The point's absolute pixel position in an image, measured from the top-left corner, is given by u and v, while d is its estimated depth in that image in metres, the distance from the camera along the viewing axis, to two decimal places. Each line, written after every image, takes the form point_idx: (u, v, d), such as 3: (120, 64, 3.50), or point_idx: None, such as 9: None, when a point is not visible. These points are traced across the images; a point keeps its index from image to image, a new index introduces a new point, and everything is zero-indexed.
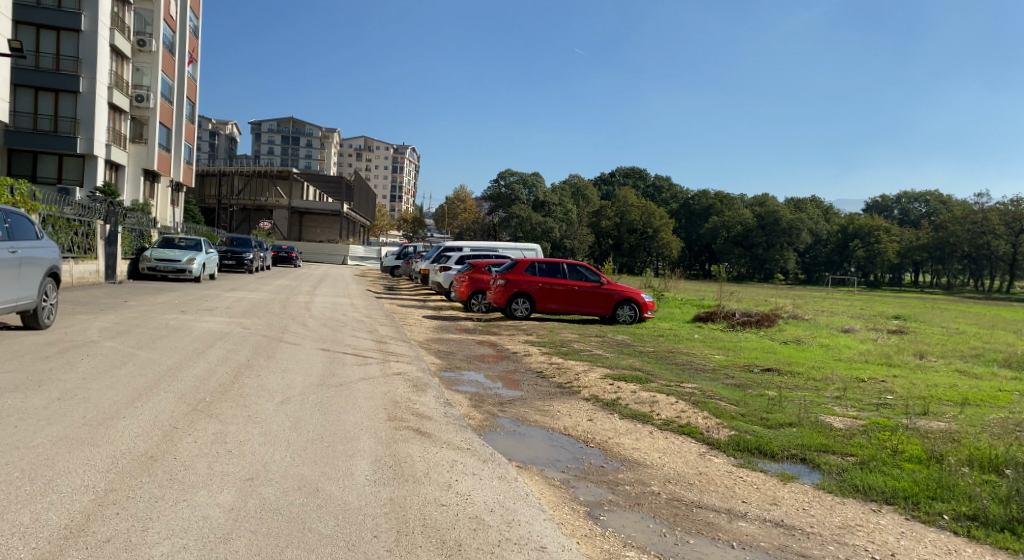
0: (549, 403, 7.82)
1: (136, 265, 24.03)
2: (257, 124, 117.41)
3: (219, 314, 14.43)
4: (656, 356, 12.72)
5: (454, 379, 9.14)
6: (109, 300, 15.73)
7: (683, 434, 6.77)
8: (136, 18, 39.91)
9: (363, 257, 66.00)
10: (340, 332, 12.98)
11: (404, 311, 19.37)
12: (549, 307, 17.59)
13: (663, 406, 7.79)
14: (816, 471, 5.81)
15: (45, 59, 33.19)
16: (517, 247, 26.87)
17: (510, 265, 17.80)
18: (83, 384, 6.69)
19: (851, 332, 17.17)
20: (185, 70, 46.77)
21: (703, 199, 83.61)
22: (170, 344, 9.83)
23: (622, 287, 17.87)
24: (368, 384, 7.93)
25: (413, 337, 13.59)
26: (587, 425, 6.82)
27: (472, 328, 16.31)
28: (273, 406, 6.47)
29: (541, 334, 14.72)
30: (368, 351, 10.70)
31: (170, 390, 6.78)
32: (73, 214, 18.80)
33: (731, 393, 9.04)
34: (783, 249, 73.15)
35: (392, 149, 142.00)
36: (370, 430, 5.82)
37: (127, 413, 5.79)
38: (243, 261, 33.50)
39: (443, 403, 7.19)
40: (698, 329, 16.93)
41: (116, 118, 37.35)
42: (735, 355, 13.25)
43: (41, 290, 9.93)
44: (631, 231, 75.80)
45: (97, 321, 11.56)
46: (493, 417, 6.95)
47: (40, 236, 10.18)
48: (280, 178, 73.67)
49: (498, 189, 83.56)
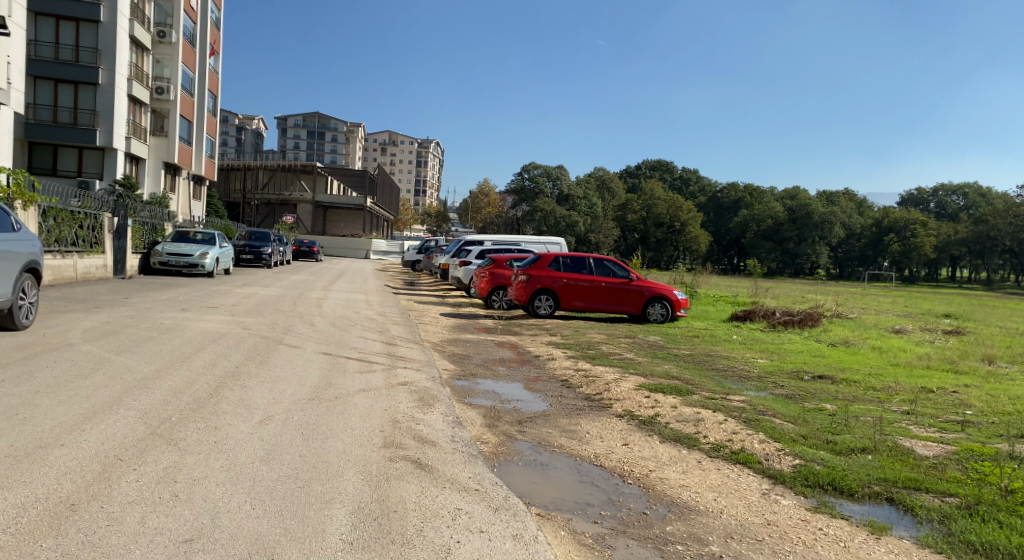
0: (575, 421, 6.70)
1: (148, 260, 23.33)
2: (283, 119, 117.75)
3: (222, 312, 13.50)
4: (693, 361, 11.54)
5: (467, 389, 8.06)
6: (109, 296, 14.87)
7: (738, 463, 5.63)
8: (156, 9, 39.29)
9: (385, 251, 65.26)
10: (347, 333, 12.00)
11: (420, 308, 18.38)
12: (574, 305, 16.47)
13: (711, 427, 6.63)
14: (912, 518, 4.62)
15: (64, 51, 32.70)
16: (541, 241, 25.75)
17: (533, 259, 16.70)
18: (30, 400, 5.69)
19: (905, 333, 15.79)
20: (206, 62, 46.14)
21: (732, 193, 81.75)
22: (155, 347, 8.85)
23: (653, 284, 16.69)
24: (368, 398, 6.86)
25: (427, 338, 12.52)
26: (624, 453, 5.68)
27: (492, 327, 15.24)
28: (247, 429, 5.39)
29: (566, 335, 13.62)
30: (374, 355, 9.70)
31: (131, 407, 5.75)
32: (78, 207, 18.04)
33: (787, 409, 7.82)
34: (815, 243, 71.16)
35: (417, 143, 141.83)
36: (358, 463, 4.75)
37: (67, 439, 4.74)
38: (261, 255, 32.77)
39: (451, 422, 6.11)
40: (736, 329, 15.71)
41: (135, 111, 36.84)
42: (781, 360, 12.05)
43: (17, 288, 9.07)
44: (658, 225, 74.13)
45: (83, 321, 10.65)
46: (509, 441, 5.86)
47: (18, 228, 9.34)
48: (303, 172, 73.32)
49: (522, 182, 82.73)
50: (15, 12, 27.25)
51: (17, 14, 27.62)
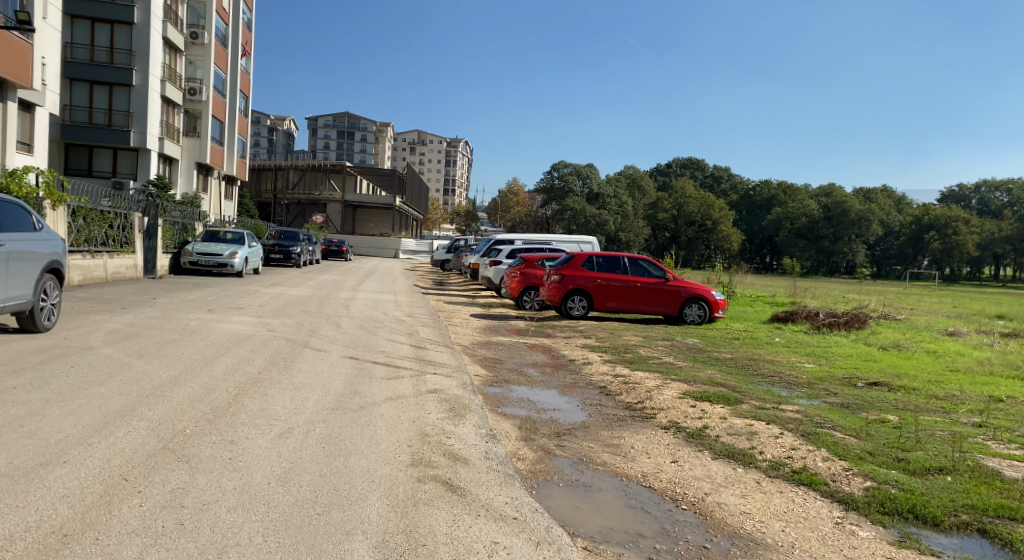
0: (618, 433, 6.19)
1: (179, 259, 23.32)
2: (314, 119, 118.82)
3: (249, 313, 13.23)
4: (736, 365, 10.94)
5: (501, 397, 7.59)
6: (136, 297, 14.68)
7: (802, 485, 5.07)
8: (189, 11, 39.52)
9: (414, 251, 65.19)
10: (375, 336, 11.60)
11: (450, 309, 17.96)
12: (608, 305, 15.93)
13: (767, 441, 6.06)
14: (1013, 555, 4.02)
15: (100, 52, 32.96)
16: (572, 239, 25.23)
17: (566, 259, 16.20)
18: (39, 408, 5.35)
19: (959, 336, 14.94)
20: (238, 63, 46.34)
21: (765, 190, 80.34)
22: (177, 351, 8.53)
23: (690, 284, 16.08)
24: (395, 407, 6.43)
25: (457, 341, 12.09)
26: (675, 473, 5.15)
27: (524, 328, 14.78)
28: (265, 444, 4.99)
29: (601, 337, 13.08)
30: (403, 360, 9.29)
31: (144, 417, 5.38)
32: (109, 207, 17.98)
33: (846, 420, 7.21)
34: (852, 241, 69.47)
35: (446, 142, 142.21)
36: (383, 485, 4.31)
37: (72, 455, 4.37)
38: (290, 254, 32.70)
39: (485, 436, 5.66)
40: (779, 331, 15.02)
41: (169, 111, 37.10)
42: (831, 365, 11.38)
43: (38, 289, 8.82)
44: (689, 223, 72.92)
45: (107, 322, 10.42)
46: (547, 457, 5.38)
47: (40, 227, 9.10)
48: (333, 171, 73.57)
49: (551, 180, 82.43)
50: (51, 14, 27.41)
51: (53, 16, 27.77)
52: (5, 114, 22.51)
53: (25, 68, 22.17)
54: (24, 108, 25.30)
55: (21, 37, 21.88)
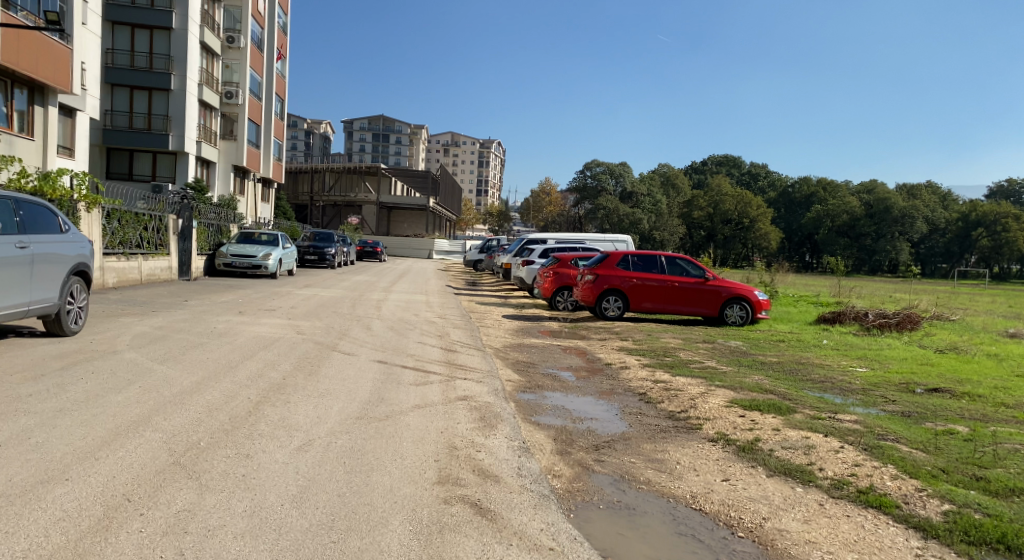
0: (661, 447, 5.74)
1: (214, 261, 23.39)
2: (349, 122, 120.13)
3: (279, 316, 13.03)
4: (784, 371, 10.36)
5: (534, 404, 7.19)
6: (168, 299, 14.59)
7: (870, 508, 4.55)
8: (225, 15, 39.91)
9: (447, 251, 65.24)
10: (405, 338, 11.29)
11: (482, 310, 17.62)
12: (644, 306, 15.41)
13: (827, 457, 5.54)
14: None
15: (139, 57, 33.40)
16: (606, 239, 24.69)
17: (600, 259, 15.73)
18: (51, 418, 5.10)
19: (1021, 338, 14.08)
20: (273, 66, 46.71)
21: (805, 187, 78.84)
22: (201, 355, 8.29)
23: (731, 284, 15.46)
24: (423, 416, 6.07)
25: (489, 343, 11.72)
26: (727, 494, 4.68)
27: (557, 330, 14.37)
28: (282, 459, 4.65)
29: (638, 340, 12.59)
30: (433, 364, 8.93)
31: (157, 429, 5.09)
32: (143, 209, 18.03)
33: (910, 432, 6.63)
34: (895, 239, 67.29)
35: (479, 143, 142.76)
36: (407, 507, 3.94)
37: (77, 472, 4.09)
38: (325, 256, 32.74)
39: (517, 449, 5.25)
40: (826, 333, 14.35)
41: (206, 115, 37.51)
42: (885, 369, 10.72)
43: (64, 292, 8.67)
44: (726, 221, 71.49)
45: (135, 325, 10.27)
46: (585, 474, 4.95)
47: (67, 229, 8.97)
48: (368, 173, 73.95)
49: (584, 180, 82.24)
50: (90, 19, 27.76)
51: (93, 21, 28.13)
52: (46, 119, 22.79)
53: (64, 73, 22.44)
54: (65, 112, 25.66)
55: (60, 42, 22.13)
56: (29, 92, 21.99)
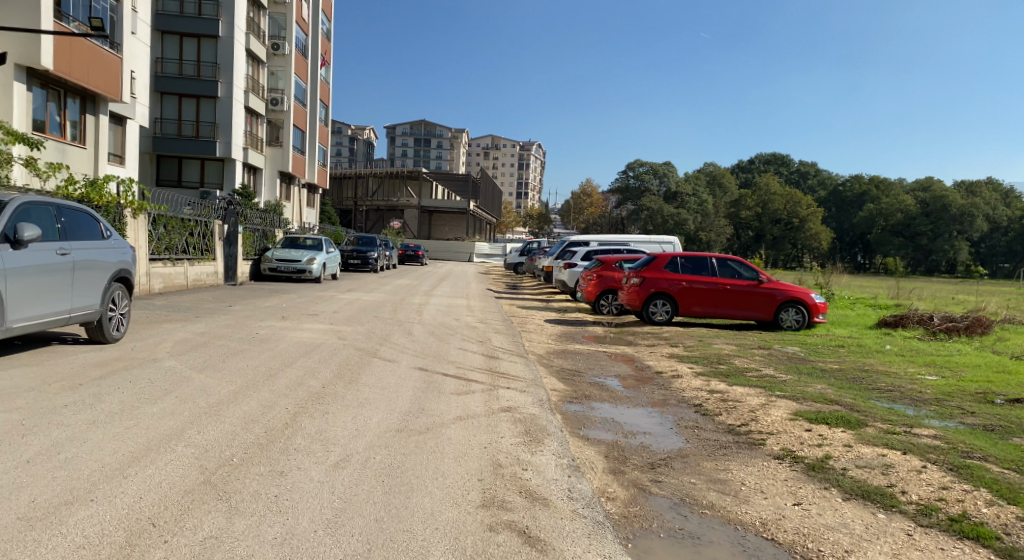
0: (723, 466, 5.31)
1: (259, 266, 23.58)
2: (392, 127, 121.35)
3: (322, 321, 12.87)
4: (846, 380, 9.74)
5: (582, 416, 6.82)
6: (213, 304, 14.61)
7: (965, 539, 4.04)
8: (270, 22, 40.48)
9: (489, 254, 65.20)
10: (447, 344, 11.01)
11: (525, 314, 17.28)
12: (693, 310, 14.87)
13: (909, 478, 5.01)
14: None
15: (187, 66, 34.05)
16: (652, 240, 24.05)
17: (646, 261, 15.26)
18: (85, 432, 4.93)
19: None
20: (317, 73, 47.22)
21: (856, 185, 76.82)
22: (241, 363, 8.12)
23: (786, 286, 14.80)
24: (466, 429, 5.75)
25: (532, 349, 11.36)
26: (801, 520, 4.23)
27: (603, 335, 13.92)
28: (317, 477, 4.38)
29: (689, 346, 12.07)
30: (476, 372, 8.60)
31: (190, 442, 4.86)
32: (189, 215, 18.19)
33: (998, 449, 6.01)
34: (954, 238, 64.66)
35: (520, 146, 142.94)
36: (449, 535, 3.61)
37: (103, 493, 3.87)
38: (368, 260, 32.84)
39: (566, 469, 4.88)
40: (889, 337, 13.58)
41: (252, 122, 38.08)
42: (958, 377, 10.00)
43: (106, 299, 8.62)
44: (775, 221, 69.70)
45: (178, 332, 10.20)
46: (642, 497, 4.57)
47: (109, 235, 8.93)
48: (410, 178, 74.45)
49: (627, 180, 81.50)
50: (140, 29, 28.29)
51: (142, 31, 28.69)
52: (97, 127, 23.25)
53: (114, 82, 22.88)
54: (116, 121, 26.21)
55: (111, 51, 22.58)
56: (82, 101, 22.48)
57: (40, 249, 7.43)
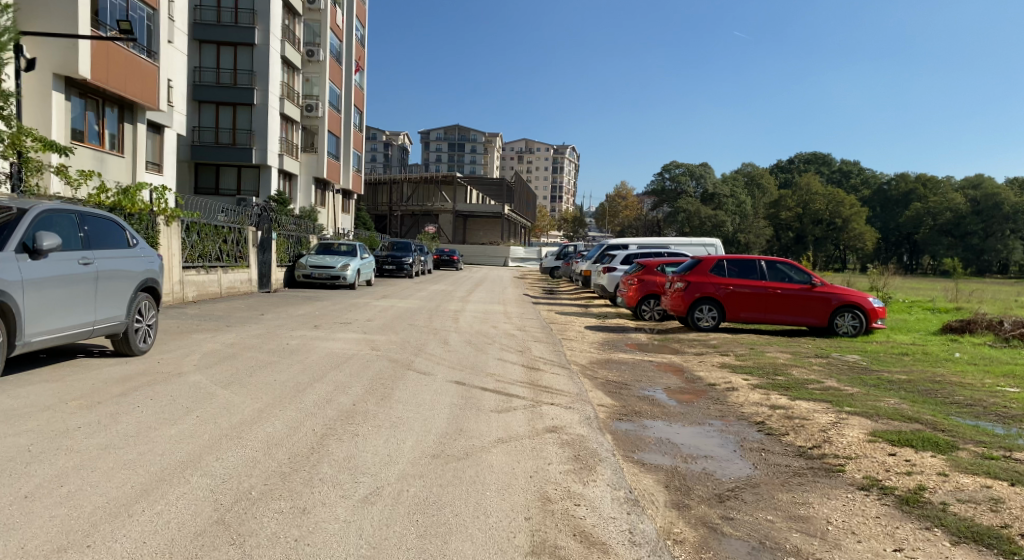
0: (802, 499, 4.69)
1: (294, 273, 23.38)
2: (426, 133, 121.99)
3: (354, 330, 12.44)
4: (917, 392, 8.94)
5: (635, 437, 6.21)
6: (245, 313, 14.30)
7: None
8: (305, 29, 40.67)
9: (523, 258, 64.79)
10: (484, 354, 10.48)
11: (564, 320, 16.69)
12: (742, 317, 14.12)
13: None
14: None
15: (224, 75, 34.25)
16: (693, 243, 23.21)
17: (691, 265, 14.56)
18: (95, 459, 4.49)
19: None
20: (351, 79, 47.31)
21: (902, 184, 74.48)
22: (269, 377, 7.67)
23: (841, 291, 13.96)
24: (508, 453, 5.20)
25: (574, 359, 10.76)
26: None
27: (646, 343, 13.25)
28: (344, 515, 3.87)
29: (741, 355, 11.35)
30: (516, 385, 8.04)
31: (206, 472, 4.40)
32: (222, 222, 18.02)
33: None
34: (1007, 237, 62.21)
35: (553, 149, 142.73)
36: None
37: (102, 536, 3.41)
38: (403, 265, 32.51)
39: (625, 504, 4.31)
40: (956, 345, 12.67)
41: (288, 129, 38.20)
42: None
43: (132, 310, 8.28)
44: (816, 222, 67.89)
45: (207, 343, 9.86)
46: (713, 539, 3.97)
47: (136, 244, 8.63)
48: (444, 182, 74.30)
49: (663, 182, 80.44)
50: (177, 37, 28.44)
51: (179, 39, 28.84)
52: (135, 136, 23.33)
53: (151, 90, 22.92)
54: (153, 129, 26.37)
55: (147, 60, 22.61)
56: (119, 110, 22.56)
57: (61, 259, 7.11)
